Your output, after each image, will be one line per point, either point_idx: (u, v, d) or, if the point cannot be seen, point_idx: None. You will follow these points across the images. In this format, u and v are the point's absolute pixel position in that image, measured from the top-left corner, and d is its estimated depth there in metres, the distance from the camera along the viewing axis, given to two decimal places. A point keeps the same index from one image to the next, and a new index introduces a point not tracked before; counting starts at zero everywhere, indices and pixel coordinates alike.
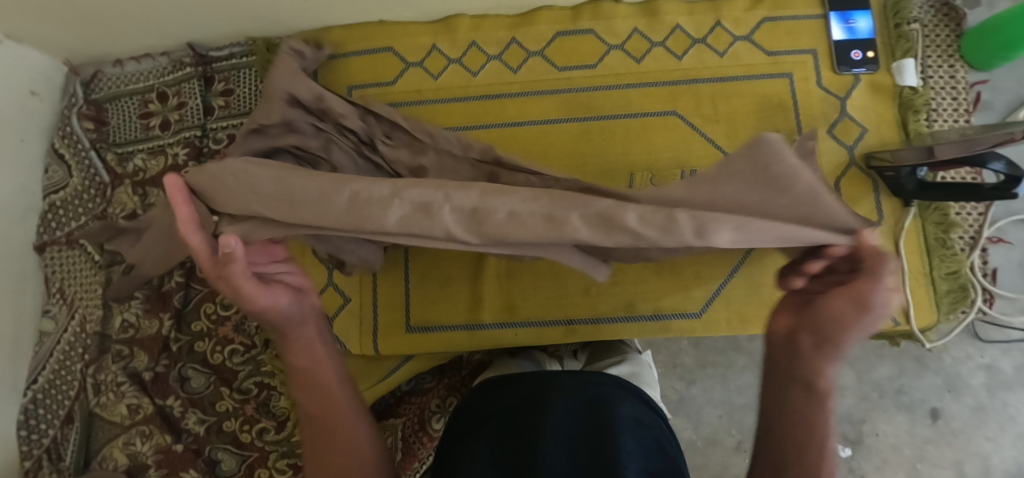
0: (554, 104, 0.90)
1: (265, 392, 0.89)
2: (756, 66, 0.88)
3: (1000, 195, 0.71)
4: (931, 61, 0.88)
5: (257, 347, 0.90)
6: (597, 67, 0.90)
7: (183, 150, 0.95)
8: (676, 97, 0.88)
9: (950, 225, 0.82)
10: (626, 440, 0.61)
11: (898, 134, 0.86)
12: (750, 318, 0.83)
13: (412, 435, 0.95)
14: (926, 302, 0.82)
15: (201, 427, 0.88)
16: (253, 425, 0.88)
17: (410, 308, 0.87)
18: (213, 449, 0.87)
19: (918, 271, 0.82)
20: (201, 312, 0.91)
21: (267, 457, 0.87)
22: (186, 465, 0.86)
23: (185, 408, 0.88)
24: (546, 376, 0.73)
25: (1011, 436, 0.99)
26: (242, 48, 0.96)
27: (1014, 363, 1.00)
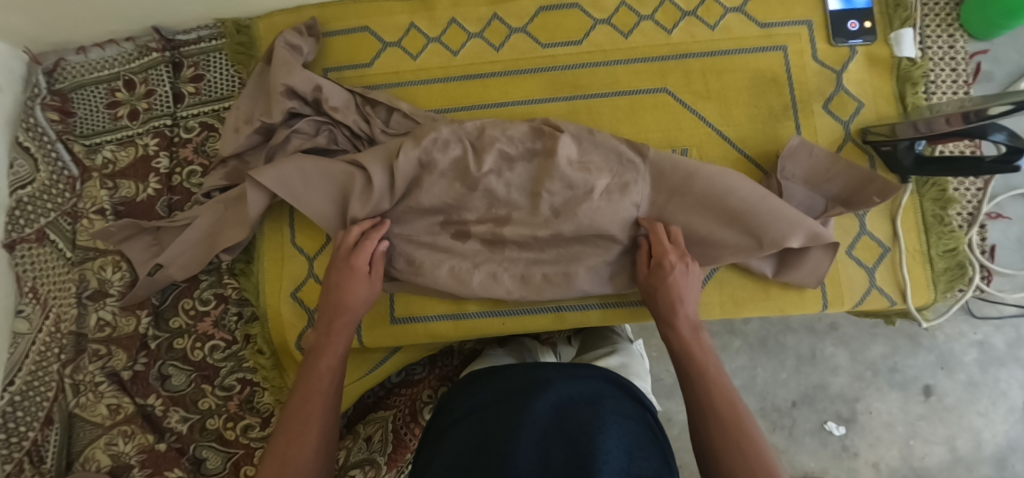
0: (540, 83, 0.86)
1: (249, 388, 0.87)
2: (748, 39, 0.84)
3: (999, 168, 0.69)
4: (929, 31, 0.85)
5: (238, 343, 0.88)
6: (583, 43, 0.86)
7: (154, 140, 0.92)
8: (665, 74, 0.85)
9: (947, 200, 0.79)
10: (607, 440, 0.60)
11: (895, 108, 0.83)
12: (744, 300, 0.80)
13: (403, 426, 0.90)
14: (923, 280, 0.80)
15: (184, 425, 0.86)
16: (237, 422, 0.86)
17: (393, 299, 0.84)
18: (198, 447, 0.86)
19: (915, 249, 0.80)
20: (179, 307, 0.88)
21: (253, 454, 0.85)
22: (171, 464, 0.84)
23: (167, 407, 0.87)
24: (530, 371, 0.73)
25: (1001, 411, 0.98)
26: (211, 31, 0.92)
27: (1007, 339, 0.98)
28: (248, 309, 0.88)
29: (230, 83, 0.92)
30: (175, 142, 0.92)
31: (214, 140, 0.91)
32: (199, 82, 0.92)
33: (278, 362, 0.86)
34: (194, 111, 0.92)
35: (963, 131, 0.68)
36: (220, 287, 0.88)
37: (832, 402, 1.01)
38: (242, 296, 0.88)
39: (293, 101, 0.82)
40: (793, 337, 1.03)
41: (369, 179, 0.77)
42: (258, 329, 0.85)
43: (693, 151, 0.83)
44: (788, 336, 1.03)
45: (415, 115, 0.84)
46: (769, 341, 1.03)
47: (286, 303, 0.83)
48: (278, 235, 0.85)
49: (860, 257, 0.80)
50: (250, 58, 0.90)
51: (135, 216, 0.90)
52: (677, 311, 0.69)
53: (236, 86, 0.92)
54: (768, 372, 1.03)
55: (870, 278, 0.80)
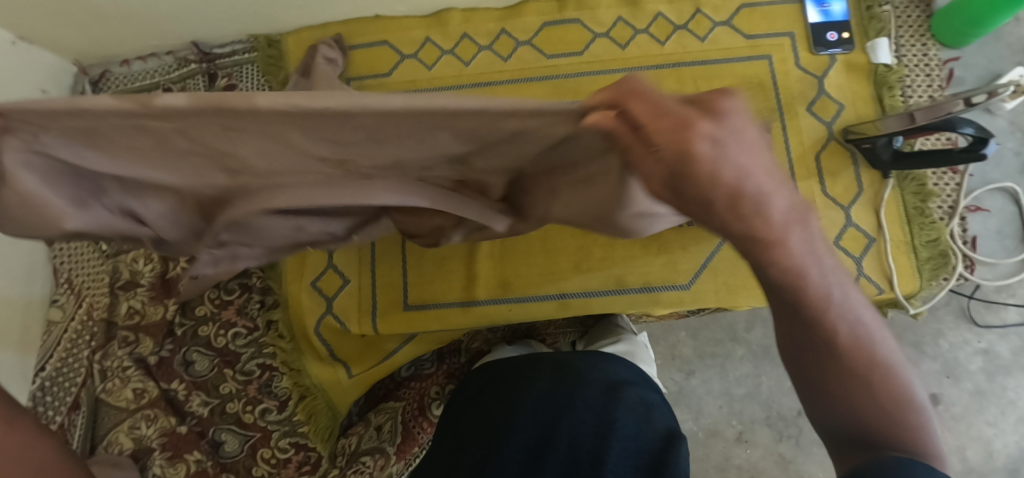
0: (544, 90, 0.94)
1: (268, 373, 0.92)
2: (735, 49, 0.92)
3: (968, 157, 0.74)
4: (903, 41, 0.92)
5: (259, 330, 0.93)
6: (583, 54, 0.94)
7: None
8: (656, 82, 0.92)
9: (926, 194, 0.85)
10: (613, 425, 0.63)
11: (874, 110, 0.89)
12: (737, 288, 0.86)
13: (412, 420, 0.91)
14: (908, 269, 0.84)
15: (205, 409, 0.90)
16: (255, 405, 0.91)
17: (407, 286, 0.90)
18: (217, 430, 0.90)
19: (899, 240, 0.85)
20: (204, 296, 0.94)
21: (270, 437, 0.90)
22: (190, 447, 0.88)
23: (189, 391, 0.91)
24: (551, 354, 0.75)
25: (1011, 420, 0.96)
26: (243, 45, 1.00)
27: (1011, 347, 0.97)
28: (269, 297, 0.93)
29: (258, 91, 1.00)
30: None
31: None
32: (230, 91, 0.99)
33: (297, 346, 0.92)
34: None
35: (933, 125, 0.71)
36: (244, 277, 0.94)
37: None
38: (265, 285, 0.94)
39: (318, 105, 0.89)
40: None
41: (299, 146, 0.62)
42: (279, 314, 0.92)
43: None
44: None
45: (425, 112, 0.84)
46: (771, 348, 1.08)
47: (307, 290, 0.91)
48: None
49: (846, 247, 0.85)
50: (280, 69, 0.98)
51: None
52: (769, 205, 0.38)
53: (264, 94, 0.99)
54: (773, 380, 1.07)
55: (857, 267, 0.85)
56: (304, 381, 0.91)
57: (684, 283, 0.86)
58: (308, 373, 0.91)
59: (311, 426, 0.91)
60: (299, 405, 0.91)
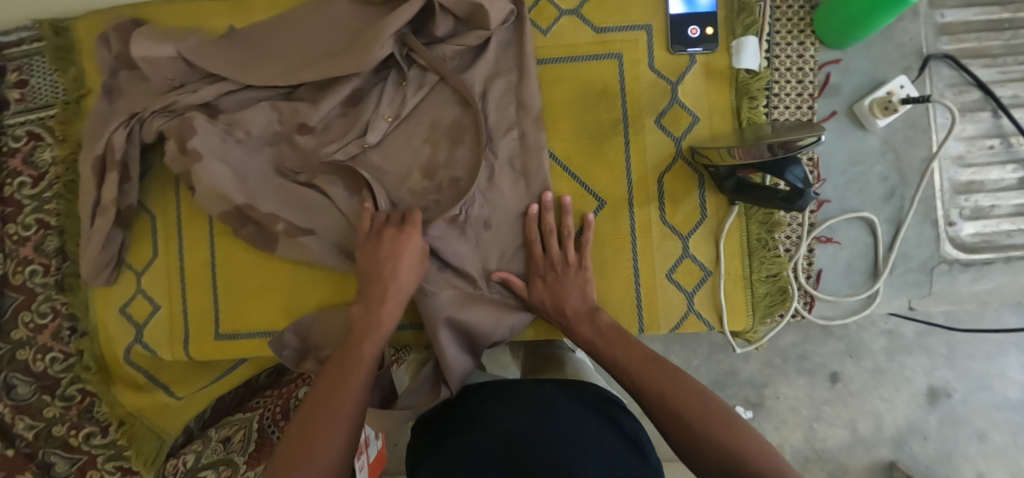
0: (509, 65, 0.79)
1: (89, 398, 0.87)
2: (713, 64, 0.78)
3: (788, 206, 0.67)
4: (928, 70, 0.80)
5: (75, 355, 0.87)
6: (550, 35, 0.80)
7: (15, 143, 0.87)
8: (631, 45, 0.79)
9: (775, 224, 0.77)
10: (583, 442, 0.56)
11: (731, 124, 0.78)
12: (690, 324, 0.79)
13: (271, 425, 0.90)
14: (758, 299, 0.79)
15: (30, 432, 0.86)
16: (79, 429, 0.86)
17: (300, 287, 0.82)
18: (46, 452, 0.86)
19: (747, 270, 0.78)
20: (18, 320, 0.87)
21: (95, 459, 0.86)
22: (20, 469, 0.85)
23: (14, 415, 0.86)
24: (471, 400, 0.67)
25: (904, 396, 1.08)
26: (31, 32, 0.87)
27: (915, 328, 1.08)
28: (66, 281, 0.86)
29: (51, 91, 0.87)
30: (3, 152, 0.87)
31: (42, 151, 0.87)
32: (24, 88, 0.87)
33: (106, 377, 0.86)
34: (20, 119, 0.87)
35: (766, 164, 0.64)
36: (18, 276, 0.86)
37: (741, 387, 1.11)
38: (62, 282, 0.86)
39: (210, 46, 0.78)
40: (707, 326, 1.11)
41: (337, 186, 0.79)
42: (86, 344, 0.85)
43: (669, 173, 0.78)
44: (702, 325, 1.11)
45: (392, 65, 0.80)
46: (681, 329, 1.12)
47: (114, 318, 0.84)
48: (165, 189, 0.84)
49: (682, 280, 0.78)
50: (71, 63, 0.86)
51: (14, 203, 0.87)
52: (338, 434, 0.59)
53: (58, 93, 0.87)
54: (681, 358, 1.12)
55: (749, 303, 0.79)
56: (119, 409, 0.86)
57: (634, 332, 0.78)
58: (122, 401, 0.85)
59: (133, 449, 0.86)
60: (118, 431, 0.86)
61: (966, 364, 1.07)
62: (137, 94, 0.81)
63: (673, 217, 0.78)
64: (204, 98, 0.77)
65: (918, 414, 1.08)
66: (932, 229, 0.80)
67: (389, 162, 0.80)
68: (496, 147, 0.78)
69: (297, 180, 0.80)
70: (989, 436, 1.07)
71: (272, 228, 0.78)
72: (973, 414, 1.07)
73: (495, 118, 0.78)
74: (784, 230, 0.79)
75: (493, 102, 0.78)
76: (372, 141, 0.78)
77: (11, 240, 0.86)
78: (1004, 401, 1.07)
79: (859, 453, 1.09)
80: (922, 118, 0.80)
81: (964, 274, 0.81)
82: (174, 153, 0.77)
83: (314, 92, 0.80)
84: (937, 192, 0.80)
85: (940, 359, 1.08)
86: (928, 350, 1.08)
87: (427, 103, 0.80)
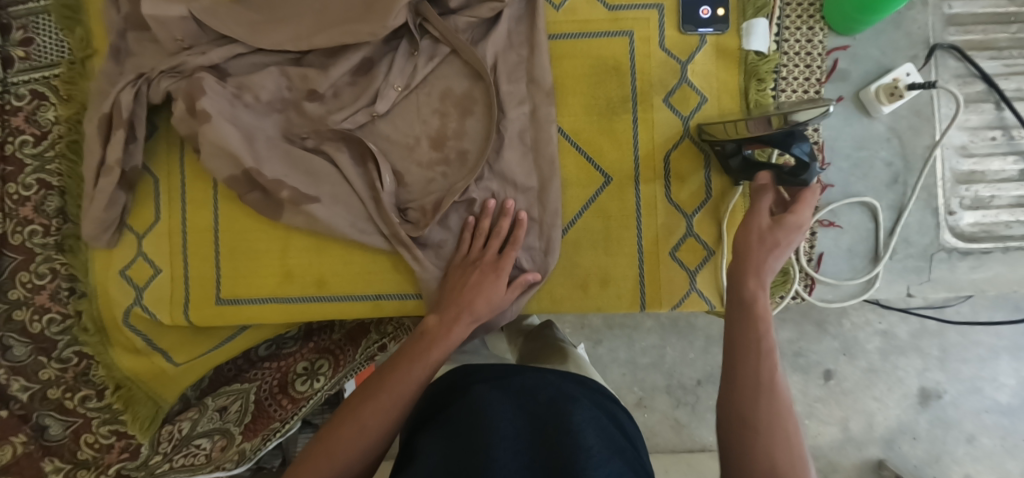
0: (521, 40, 0.79)
1: (85, 361, 0.86)
2: (724, 45, 0.79)
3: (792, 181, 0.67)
4: (935, 59, 0.81)
5: (73, 317, 0.86)
6: (561, 10, 0.80)
7: (17, 101, 0.86)
8: (643, 24, 0.79)
9: None
10: (591, 433, 0.53)
11: (739, 105, 0.79)
12: (691, 303, 0.79)
13: (267, 397, 0.92)
14: None
15: (25, 394, 0.85)
16: (75, 392, 0.86)
17: (301, 254, 0.82)
18: (40, 415, 0.85)
19: None
20: (16, 280, 0.85)
21: (90, 423, 0.85)
22: (12, 431, 0.83)
23: (9, 376, 0.85)
24: (468, 382, 0.63)
25: (896, 397, 1.10)
26: None
27: (909, 329, 1.10)
28: (66, 241, 0.85)
29: (57, 50, 0.87)
30: (6, 111, 0.86)
31: (45, 110, 0.86)
32: (29, 46, 0.87)
33: (105, 337, 0.86)
34: (24, 78, 0.86)
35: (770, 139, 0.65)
36: (17, 235, 0.85)
37: None
38: (63, 243, 0.85)
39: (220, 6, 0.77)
40: (703, 319, 1.13)
41: (345, 155, 0.79)
42: (86, 305, 0.84)
43: (676, 153, 0.79)
44: (699, 317, 1.13)
45: (403, 34, 0.80)
46: (679, 322, 1.13)
47: (114, 280, 0.83)
48: (170, 152, 0.84)
49: (682, 258, 0.79)
50: (77, 23, 0.85)
51: (15, 161, 0.86)
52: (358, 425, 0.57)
53: (64, 53, 0.86)
54: (676, 351, 1.13)
55: None
56: (117, 373, 0.86)
57: (636, 309, 0.79)
58: (119, 364, 0.86)
59: (129, 415, 0.86)
60: (115, 395, 0.86)
61: (960, 367, 1.09)
62: (147, 55, 0.80)
63: (679, 194, 0.79)
64: (214, 60, 0.77)
65: (909, 414, 1.10)
66: (932, 217, 0.81)
67: (397, 132, 0.80)
68: (506, 120, 0.77)
69: (304, 146, 0.80)
70: (977, 439, 1.09)
71: (278, 194, 0.77)
72: (963, 417, 1.09)
73: (507, 90, 0.78)
74: None
75: (505, 74, 0.78)
76: (381, 110, 0.78)
77: (13, 198, 0.85)
78: (993, 404, 1.09)
79: (850, 451, 1.10)
80: (927, 106, 0.81)
81: (963, 262, 0.81)
82: (182, 113, 0.76)
83: (324, 59, 0.80)
84: (938, 180, 0.81)
85: (932, 361, 1.09)
86: (921, 351, 1.10)
87: (437, 75, 0.80)
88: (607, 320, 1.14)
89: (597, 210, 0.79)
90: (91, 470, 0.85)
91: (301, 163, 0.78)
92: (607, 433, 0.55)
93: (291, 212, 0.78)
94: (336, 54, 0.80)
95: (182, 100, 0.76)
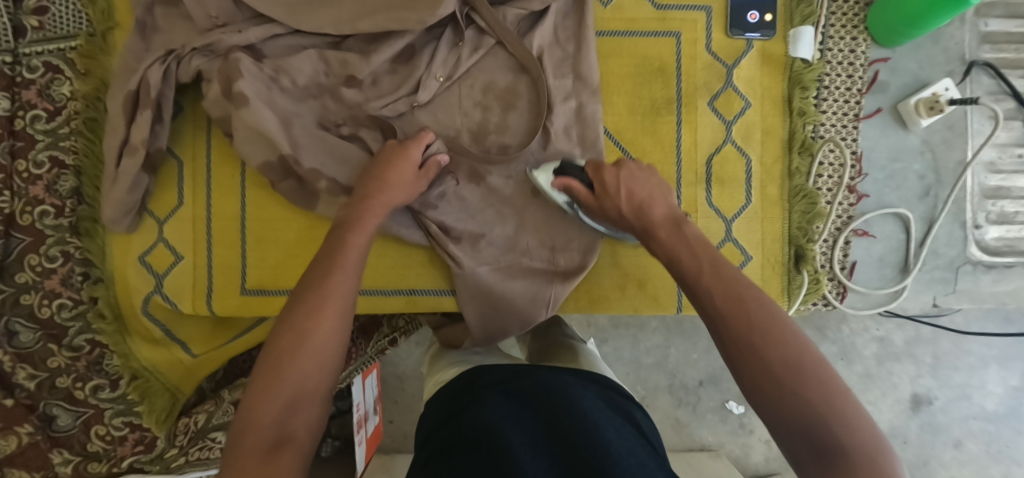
0: (568, 35, 0.78)
1: (99, 350, 0.83)
2: (771, 51, 0.79)
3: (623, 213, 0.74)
4: (971, 74, 0.83)
5: (87, 303, 0.82)
6: (608, 8, 0.79)
7: (27, 73, 0.81)
8: (690, 26, 0.79)
9: (815, 215, 0.79)
10: (607, 432, 0.50)
11: (781, 112, 0.79)
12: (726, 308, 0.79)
13: None
14: (780, 292, 0.80)
15: (31, 382, 0.80)
16: (86, 382, 0.82)
17: None
18: (47, 404, 0.80)
19: (779, 259, 0.79)
20: (24, 263, 0.80)
21: (102, 414, 0.82)
22: (18, 420, 0.78)
23: (13, 363, 0.79)
24: (479, 391, 0.61)
25: (889, 401, 1.12)
26: None
27: (905, 336, 1.11)
28: (82, 224, 0.81)
29: (73, 21, 0.82)
30: (15, 83, 0.81)
31: (60, 84, 0.82)
32: (43, 16, 0.81)
33: (122, 325, 0.83)
34: (36, 49, 0.81)
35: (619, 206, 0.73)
36: (25, 215, 0.80)
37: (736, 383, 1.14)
38: (78, 226, 0.81)
39: None
40: None
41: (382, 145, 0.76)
42: (102, 291, 0.81)
43: (718, 157, 0.79)
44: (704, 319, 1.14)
45: (447, 22, 0.77)
46: (684, 323, 1.14)
47: (133, 266, 0.80)
48: (195, 133, 0.80)
49: None
50: None
51: (24, 136, 0.81)
52: (283, 367, 0.48)
53: (83, 24, 0.82)
54: (680, 352, 1.13)
55: (787, 289, 0.80)
56: (133, 362, 0.83)
57: (673, 310, 0.81)
58: (137, 354, 0.83)
59: (144, 407, 0.83)
60: (131, 385, 0.83)
61: (952, 374, 1.11)
62: (177, 31, 0.76)
63: (720, 199, 0.79)
64: (250, 39, 0.74)
65: (901, 419, 1.12)
66: (960, 230, 0.83)
67: (438, 123, 0.77)
68: (552, 116, 0.76)
69: (339, 134, 0.77)
70: (964, 444, 1.11)
71: (315, 184, 0.74)
72: (951, 423, 1.11)
73: (554, 86, 0.76)
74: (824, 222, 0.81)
75: (551, 69, 0.77)
76: (423, 100, 0.76)
77: (22, 176, 0.81)
78: (980, 412, 1.11)
79: None
80: (961, 121, 0.82)
81: (987, 275, 0.84)
82: (217, 95, 0.73)
83: (364, 45, 0.77)
84: (968, 195, 0.83)
85: (925, 368, 1.11)
86: (914, 358, 1.12)
87: (480, 67, 0.78)
88: (613, 319, 1.14)
89: None
90: (103, 463, 0.81)
91: (338, 151, 0.75)
92: (627, 433, 0.53)
93: (325, 200, 0.75)
94: (377, 40, 0.77)
95: (218, 81, 0.73)
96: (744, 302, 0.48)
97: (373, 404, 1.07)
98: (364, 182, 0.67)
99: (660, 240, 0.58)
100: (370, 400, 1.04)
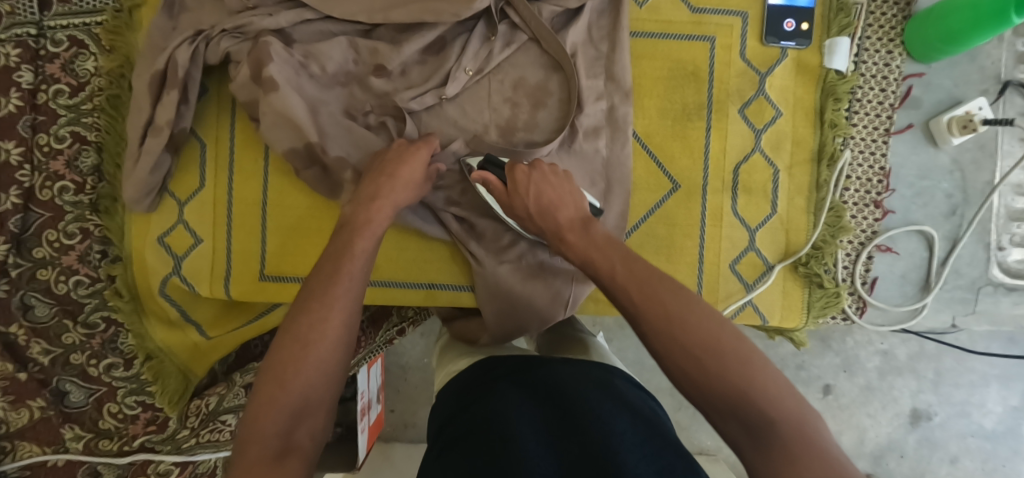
0: (601, 35, 0.77)
1: (114, 328, 0.83)
2: (805, 61, 0.78)
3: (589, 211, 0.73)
4: (1004, 94, 0.82)
5: (104, 281, 0.82)
6: (643, 8, 0.78)
7: (51, 46, 0.80)
8: (725, 31, 0.78)
9: (840, 229, 0.78)
10: (616, 424, 0.49)
11: (812, 123, 0.78)
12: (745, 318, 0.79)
13: None
14: (798, 304, 0.79)
15: (45, 358, 0.80)
16: (100, 359, 0.82)
17: None
18: (60, 380, 0.80)
19: (799, 271, 0.79)
20: (42, 238, 0.80)
21: (116, 392, 0.82)
22: (31, 395, 0.78)
23: (28, 338, 0.79)
24: (488, 382, 0.61)
25: (888, 415, 1.12)
26: None
27: (909, 350, 1.11)
28: (103, 203, 0.81)
29: None
30: (38, 56, 0.80)
31: (84, 60, 0.81)
32: None
33: (138, 306, 0.83)
34: (61, 22, 0.80)
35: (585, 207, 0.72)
36: (44, 189, 0.80)
37: None
38: (98, 204, 0.81)
39: None
40: None
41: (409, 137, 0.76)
42: (120, 271, 0.81)
43: (746, 166, 0.78)
44: None
45: (480, 15, 0.76)
46: None
47: (152, 247, 0.79)
48: (219, 115, 0.79)
49: (742, 272, 0.78)
50: None
51: (46, 110, 0.80)
52: (289, 377, 0.48)
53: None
54: None
55: (807, 300, 0.79)
56: (149, 343, 0.83)
57: None
58: (152, 335, 0.83)
59: (157, 387, 0.84)
60: (145, 365, 0.83)
61: (953, 391, 1.11)
62: (206, 10, 0.75)
63: (745, 208, 0.78)
64: (280, 24, 0.73)
65: (899, 433, 1.12)
66: (983, 251, 0.83)
67: (466, 117, 0.76)
68: (582, 116, 0.75)
69: (365, 123, 0.76)
70: (960, 461, 1.12)
71: (341, 173, 0.73)
72: (949, 439, 1.12)
73: (585, 86, 0.76)
74: (848, 236, 0.80)
75: (583, 68, 0.76)
76: (451, 93, 0.75)
77: (42, 150, 0.80)
78: (978, 429, 1.11)
79: None
80: (991, 141, 0.82)
81: (1006, 297, 0.83)
82: (245, 78, 0.72)
83: (395, 34, 0.76)
84: (993, 216, 0.83)
85: (927, 383, 1.11)
86: (917, 373, 1.12)
87: (511, 62, 0.77)
88: (619, 320, 1.13)
89: (661, 216, 0.78)
90: (113, 441, 0.80)
91: (364, 141, 0.74)
92: (639, 421, 0.51)
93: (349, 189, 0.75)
94: (408, 30, 0.76)
95: (247, 65, 0.72)
96: (660, 297, 0.48)
97: (377, 393, 1.07)
98: (371, 181, 0.66)
99: (570, 243, 0.58)
100: (375, 389, 1.04)
